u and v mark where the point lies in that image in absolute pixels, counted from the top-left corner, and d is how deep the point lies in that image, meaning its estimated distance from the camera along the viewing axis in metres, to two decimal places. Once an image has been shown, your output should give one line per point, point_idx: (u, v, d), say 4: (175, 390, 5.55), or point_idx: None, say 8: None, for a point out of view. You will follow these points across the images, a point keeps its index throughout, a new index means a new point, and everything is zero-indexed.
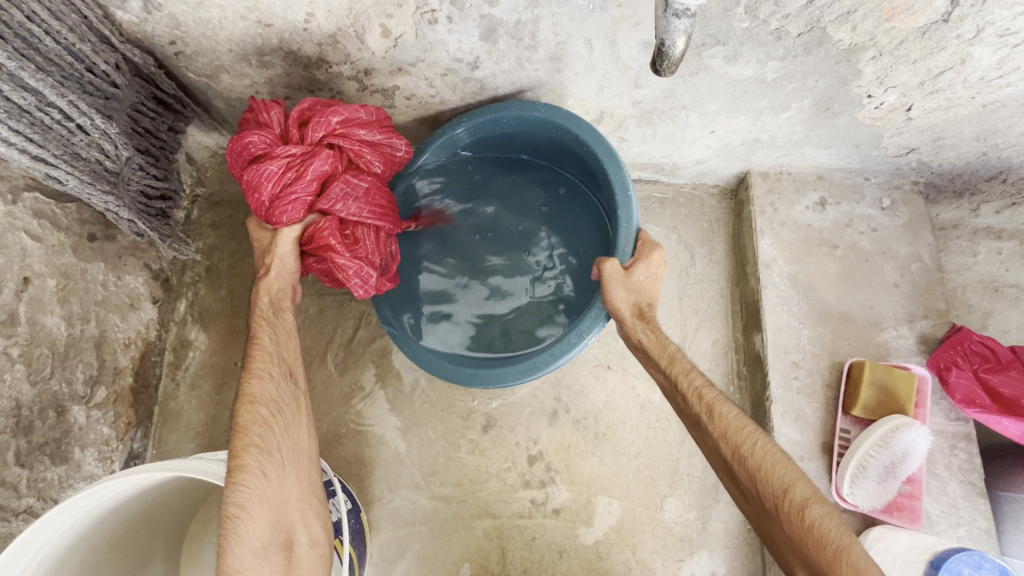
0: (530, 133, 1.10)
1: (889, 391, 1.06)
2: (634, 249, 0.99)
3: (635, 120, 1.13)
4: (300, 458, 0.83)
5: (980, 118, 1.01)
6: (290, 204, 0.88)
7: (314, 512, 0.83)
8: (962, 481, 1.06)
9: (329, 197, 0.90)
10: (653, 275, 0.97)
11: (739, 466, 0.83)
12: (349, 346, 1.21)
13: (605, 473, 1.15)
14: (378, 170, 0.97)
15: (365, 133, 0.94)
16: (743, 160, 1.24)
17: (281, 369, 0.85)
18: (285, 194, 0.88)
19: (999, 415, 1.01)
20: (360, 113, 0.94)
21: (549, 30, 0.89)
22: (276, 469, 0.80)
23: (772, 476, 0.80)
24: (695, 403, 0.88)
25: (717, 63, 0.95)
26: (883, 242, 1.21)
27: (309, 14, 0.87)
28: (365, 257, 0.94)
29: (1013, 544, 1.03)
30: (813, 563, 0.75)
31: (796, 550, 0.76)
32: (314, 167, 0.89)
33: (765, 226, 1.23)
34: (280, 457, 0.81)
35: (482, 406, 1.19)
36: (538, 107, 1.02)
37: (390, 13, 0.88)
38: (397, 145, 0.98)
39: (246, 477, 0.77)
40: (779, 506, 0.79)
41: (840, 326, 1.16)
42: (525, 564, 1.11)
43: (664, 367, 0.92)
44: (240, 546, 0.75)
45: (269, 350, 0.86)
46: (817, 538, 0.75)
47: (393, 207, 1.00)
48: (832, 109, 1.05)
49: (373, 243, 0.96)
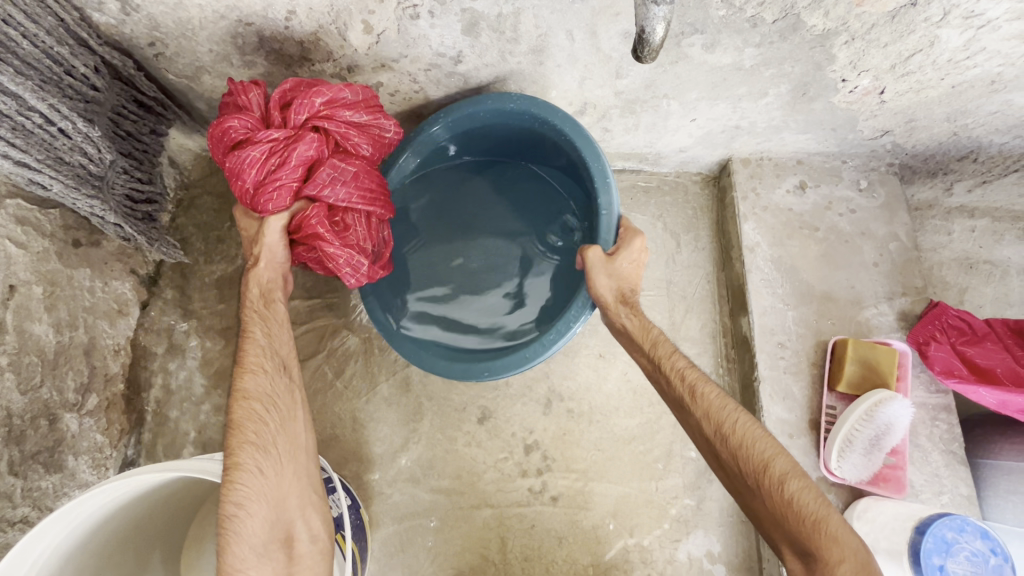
0: (506, 127, 1.09)
1: (872, 366, 1.10)
2: (616, 236, 1.01)
3: (618, 110, 1.14)
4: (298, 454, 0.83)
5: (950, 99, 1.05)
6: (277, 190, 0.88)
7: (314, 506, 0.83)
8: (944, 450, 1.10)
9: (316, 183, 0.90)
10: (636, 261, 0.99)
11: (722, 446, 0.84)
12: (342, 344, 1.21)
13: (600, 458, 1.17)
14: (366, 153, 0.96)
15: (351, 115, 0.92)
16: (724, 147, 1.26)
17: (275, 362, 0.85)
18: (271, 181, 0.88)
19: (976, 385, 1.03)
20: (345, 94, 0.92)
21: (531, 22, 0.90)
22: (274, 467, 0.80)
23: (753, 452, 0.82)
24: (678, 384, 0.89)
25: (696, 51, 0.97)
26: (862, 223, 1.24)
27: (290, 11, 0.87)
28: (356, 244, 0.94)
29: (993, 509, 1.07)
30: (793, 534, 0.77)
31: (780, 524, 0.78)
32: (300, 153, 0.88)
33: (748, 211, 1.26)
34: (277, 454, 0.81)
35: (477, 398, 1.20)
36: (513, 99, 1.02)
37: (372, 9, 0.88)
38: (385, 125, 0.97)
39: (243, 475, 0.77)
40: (761, 481, 0.81)
41: (823, 306, 1.19)
42: (526, 551, 1.13)
43: (647, 351, 0.94)
44: (240, 544, 0.76)
45: (262, 344, 0.85)
46: (797, 510, 0.78)
47: (384, 191, 1.00)
48: (809, 94, 1.07)
49: (364, 229, 0.96)
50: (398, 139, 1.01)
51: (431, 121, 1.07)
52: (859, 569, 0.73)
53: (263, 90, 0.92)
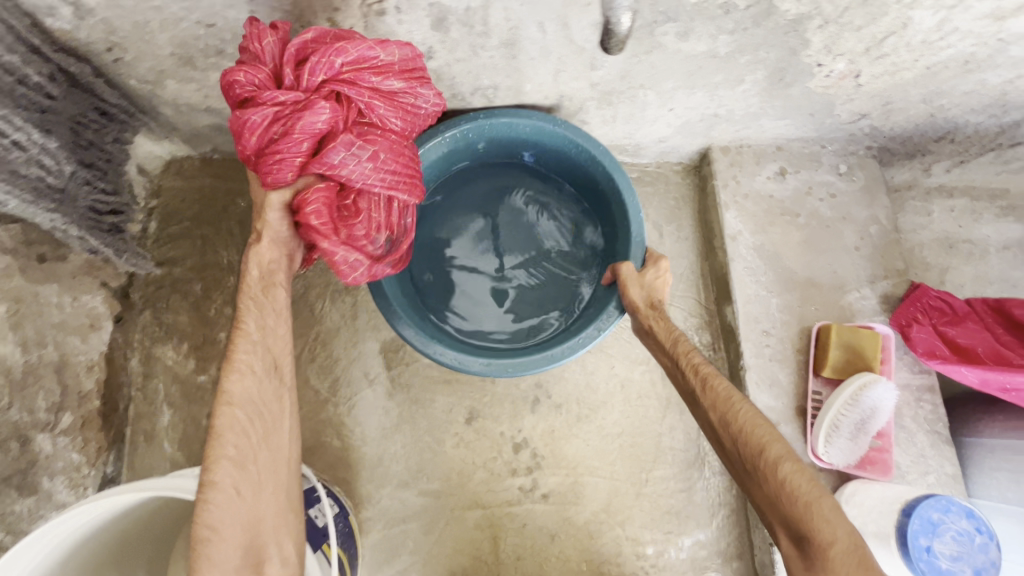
0: (537, 144, 1.13)
1: (856, 350, 1.10)
2: (644, 256, 1.05)
3: (595, 102, 1.13)
4: (279, 472, 0.81)
5: (925, 80, 1.05)
6: (288, 166, 0.82)
7: (289, 531, 0.80)
8: (929, 430, 1.11)
9: (324, 160, 0.83)
10: (663, 277, 1.04)
11: (726, 434, 0.85)
12: (325, 349, 1.19)
13: (589, 453, 1.17)
14: (393, 127, 0.90)
15: (381, 82, 0.86)
16: (703, 136, 1.26)
17: (265, 363, 0.82)
18: (282, 153, 0.81)
19: (958, 363, 1.03)
20: (378, 55, 0.85)
21: (501, 15, 0.88)
22: (251, 484, 0.77)
23: (751, 437, 0.82)
24: (690, 377, 0.91)
25: (669, 40, 0.95)
26: (843, 207, 1.24)
27: (252, 11, 0.85)
28: (363, 234, 0.91)
29: (978, 486, 1.08)
30: (787, 517, 0.75)
31: (774, 507, 0.77)
32: (320, 125, 0.82)
33: (730, 199, 1.25)
34: (256, 472, 0.78)
35: (465, 399, 1.19)
36: (556, 122, 1.07)
37: (337, 7, 0.85)
38: (419, 94, 0.91)
39: (218, 493, 0.75)
40: (757, 465, 0.80)
41: (806, 292, 1.19)
42: (518, 550, 1.12)
43: (670, 350, 0.96)
44: (212, 569, 0.72)
45: (253, 339, 0.81)
46: (789, 492, 0.76)
47: (407, 169, 0.93)
48: (785, 79, 1.06)
49: (375, 217, 0.92)
50: (434, 108, 0.94)
51: (466, 120, 1.06)
52: (850, 551, 0.70)
53: (280, 35, 0.83)
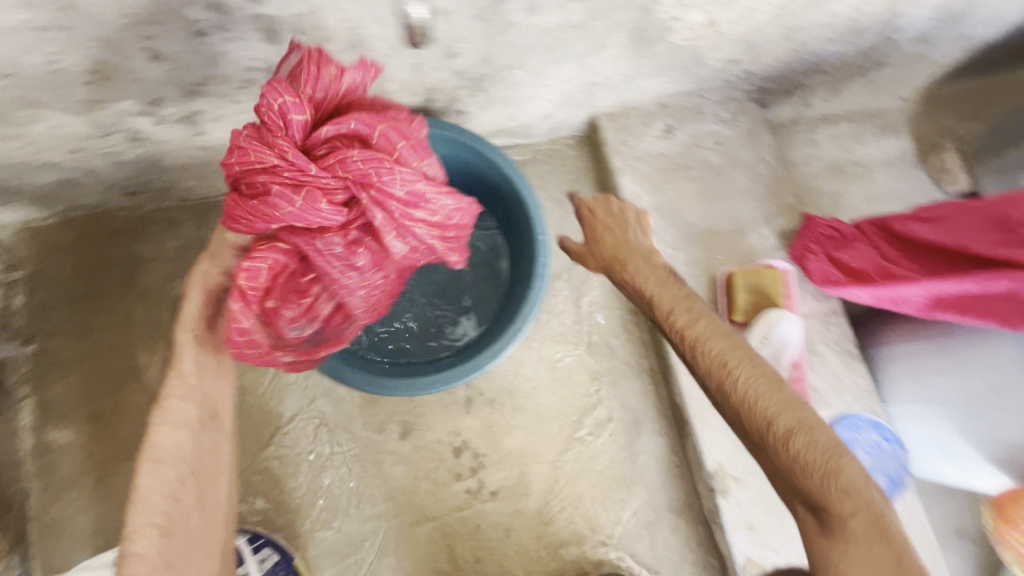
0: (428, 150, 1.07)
1: (761, 290, 1.15)
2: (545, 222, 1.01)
3: (467, 89, 1.09)
4: (212, 541, 0.79)
5: (779, 19, 1.07)
6: (248, 222, 0.74)
7: None
8: (839, 352, 1.16)
9: (296, 236, 0.77)
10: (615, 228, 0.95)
11: (727, 402, 0.77)
12: (238, 394, 1.13)
13: (530, 441, 1.16)
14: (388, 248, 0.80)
15: (398, 206, 0.78)
16: (586, 105, 1.25)
17: (203, 413, 0.79)
18: (250, 209, 0.72)
19: (851, 287, 1.07)
20: (417, 182, 0.78)
21: (335, 18, 0.83)
22: (181, 554, 0.75)
23: (754, 408, 0.75)
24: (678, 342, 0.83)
25: (520, 16, 0.93)
26: (731, 153, 1.27)
27: (53, 54, 0.76)
28: (277, 325, 0.79)
29: (891, 393, 1.14)
30: (801, 490, 0.71)
31: (784, 477, 0.73)
32: (309, 194, 0.72)
33: (623, 164, 1.25)
34: (184, 541, 0.76)
35: (396, 414, 1.15)
36: (441, 124, 1.01)
37: (150, 34, 0.77)
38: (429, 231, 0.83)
39: (141, 566, 0.72)
40: (765, 439, 0.74)
41: (709, 242, 1.22)
42: (476, 552, 1.12)
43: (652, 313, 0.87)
44: None
45: (186, 385, 0.78)
46: (802, 463, 0.71)
47: (379, 290, 0.85)
48: (648, 38, 1.06)
49: (310, 309, 0.82)
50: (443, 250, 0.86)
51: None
52: (873, 522, 0.67)
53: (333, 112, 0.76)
